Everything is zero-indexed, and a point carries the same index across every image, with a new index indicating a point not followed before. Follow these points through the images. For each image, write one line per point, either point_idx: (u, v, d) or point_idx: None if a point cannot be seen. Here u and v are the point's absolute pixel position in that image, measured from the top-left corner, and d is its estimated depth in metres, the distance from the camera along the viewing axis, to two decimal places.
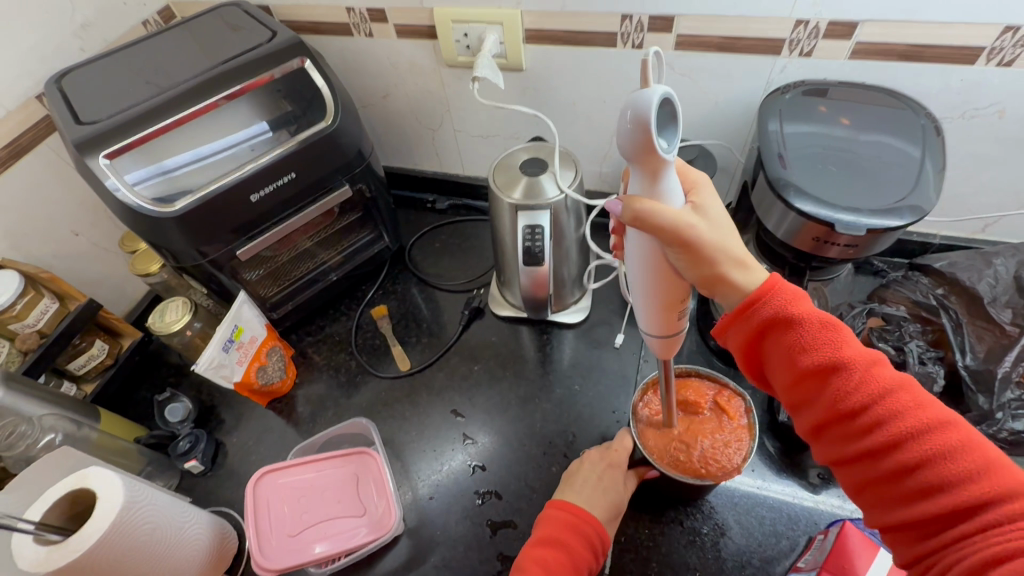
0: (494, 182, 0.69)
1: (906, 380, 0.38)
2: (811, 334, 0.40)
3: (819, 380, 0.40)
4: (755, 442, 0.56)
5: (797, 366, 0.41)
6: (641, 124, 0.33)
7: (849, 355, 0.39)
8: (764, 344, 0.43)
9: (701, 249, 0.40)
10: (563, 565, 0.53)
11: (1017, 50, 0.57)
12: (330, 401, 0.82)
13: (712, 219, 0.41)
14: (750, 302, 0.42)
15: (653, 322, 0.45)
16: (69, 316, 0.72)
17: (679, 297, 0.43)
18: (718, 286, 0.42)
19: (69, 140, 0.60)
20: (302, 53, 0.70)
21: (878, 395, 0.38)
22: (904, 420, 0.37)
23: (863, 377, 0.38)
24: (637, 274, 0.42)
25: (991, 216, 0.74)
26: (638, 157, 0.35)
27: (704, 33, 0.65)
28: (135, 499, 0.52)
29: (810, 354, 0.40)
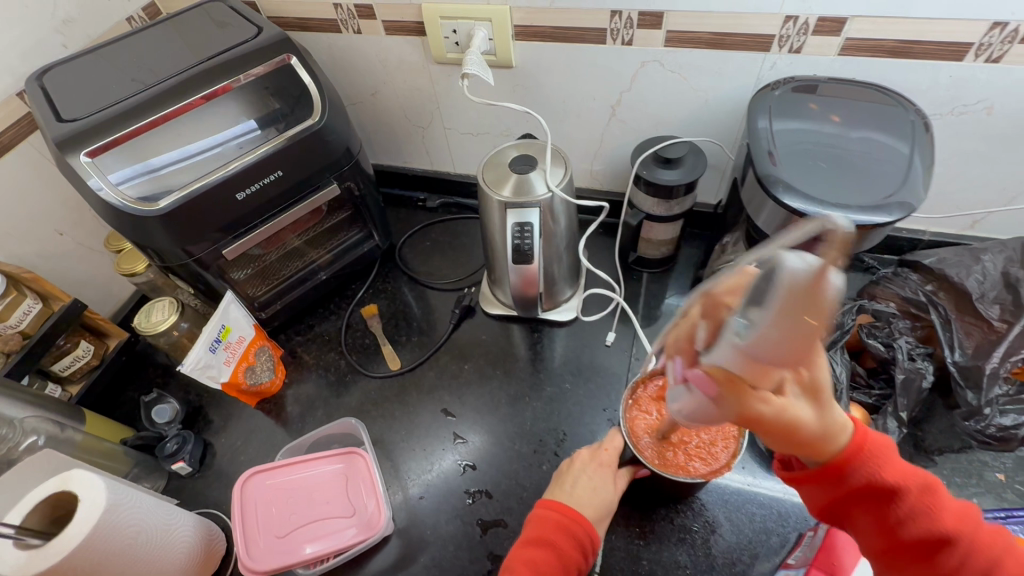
0: (483, 179, 0.68)
1: (1011, 547, 0.38)
2: (907, 504, 0.39)
3: (922, 553, 0.39)
4: (744, 439, 0.57)
5: (895, 531, 0.40)
6: (812, 312, 0.26)
7: (949, 524, 0.39)
8: (852, 509, 0.42)
9: (792, 426, 0.37)
10: (552, 566, 0.53)
11: (1005, 46, 0.57)
12: (319, 401, 0.81)
13: (813, 388, 0.37)
14: (845, 481, 0.41)
15: (686, 422, 0.46)
16: (53, 316, 0.71)
17: (718, 420, 0.44)
18: (798, 449, 0.41)
19: (50, 138, 0.59)
20: (288, 50, 0.69)
21: (986, 568, 0.37)
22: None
23: (970, 547, 0.38)
24: (690, 403, 0.41)
25: (980, 213, 0.74)
26: (770, 346, 0.29)
27: (693, 29, 0.65)
28: (118, 501, 0.52)
29: (909, 525, 0.39)
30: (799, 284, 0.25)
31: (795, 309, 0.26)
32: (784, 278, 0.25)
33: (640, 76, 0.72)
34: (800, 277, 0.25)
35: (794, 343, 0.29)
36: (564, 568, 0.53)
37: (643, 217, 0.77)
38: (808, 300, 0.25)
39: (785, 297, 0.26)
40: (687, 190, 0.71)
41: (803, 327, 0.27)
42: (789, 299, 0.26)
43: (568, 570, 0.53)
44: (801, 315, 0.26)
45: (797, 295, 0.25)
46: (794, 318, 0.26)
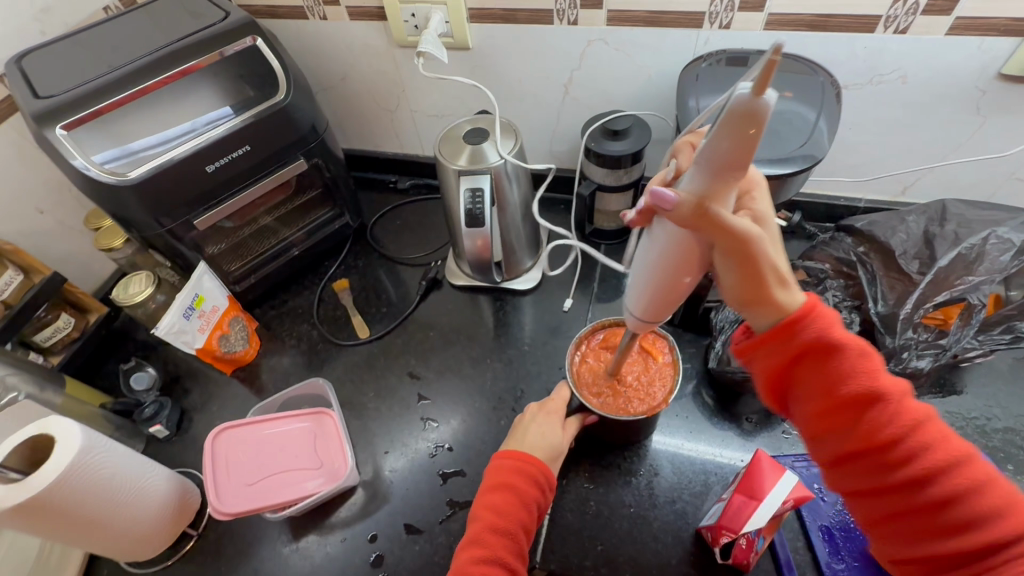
0: (439, 152, 0.73)
1: (931, 412, 0.42)
2: (850, 365, 0.43)
3: (857, 411, 0.43)
4: (678, 376, 0.61)
5: (835, 391, 0.43)
6: (750, 124, 0.32)
7: (883, 386, 0.43)
8: (797, 368, 0.45)
9: (751, 262, 0.41)
10: (512, 506, 0.57)
11: (910, 18, 0.62)
12: (292, 369, 0.85)
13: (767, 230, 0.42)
14: (793, 339, 0.44)
15: (650, 311, 0.49)
16: (34, 287, 0.75)
17: (683, 297, 0.47)
18: (760, 302, 0.43)
19: (27, 113, 0.63)
20: (253, 32, 0.74)
21: (908, 426, 0.41)
22: (934, 454, 0.41)
23: (898, 408, 0.42)
24: (658, 270, 0.44)
25: (907, 179, 0.80)
26: (724, 164, 0.35)
27: (631, 8, 0.70)
28: (93, 445, 0.55)
29: (850, 386, 0.43)
30: (743, 100, 0.31)
31: (741, 122, 0.32)
32: (734, 99, 0.32)
33: (587, 55, 0.77)
34: (745, 94, 0.32)
35: (742, 162, 0.34)
36: (524, 506, 0.58)
37: (595, 188, 0.81)
38: (750, 114, 0.32)
39: (734, 112, 0.32)
40: (633, 160, 0.76)
41: (750, 142, 0.33)
42: (736, 114, 0.32)
43: (528, 507, 0.58)
44: (746, 130, 0.32)
45: (745, 107, 0.32)
46: (740, 133, 0.33)
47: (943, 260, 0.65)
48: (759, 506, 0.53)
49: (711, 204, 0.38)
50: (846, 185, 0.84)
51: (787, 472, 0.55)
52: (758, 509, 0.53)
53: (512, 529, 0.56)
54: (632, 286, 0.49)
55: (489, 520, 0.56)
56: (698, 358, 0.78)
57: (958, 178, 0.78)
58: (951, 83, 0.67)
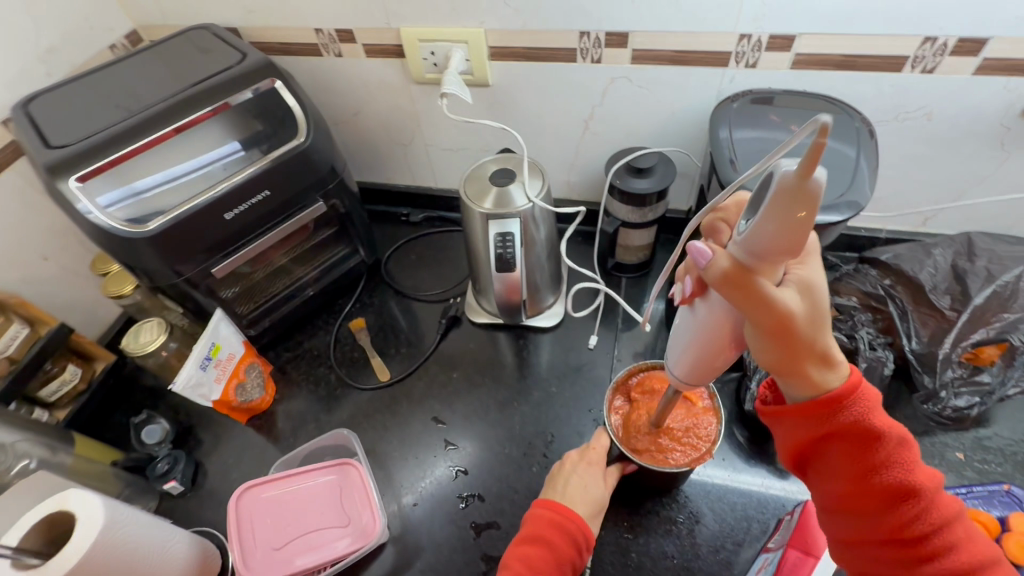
0: (465, 193, 0.71)
1: (958, 509, 0.41)
2: (886, 454, 0.41)
3: (887, 501, 0.41)
4: (722, 422, 0.60)
5: (866, 478, 0.41)
6: (798, 205, 0.29)
7: (919, 479, 0.41)
8: (827, 448, 0.42)
9: (787, 339, 0.37)
10: (546, 563, 0.55)
11: (937, 58, 0.62)
12: (310, 415, 0.82)
13: (817, 308, 0.36)
14: (829, 419, 0.41)
15: (691, 372, 0.47)
16: (40, 341, 0.71)
17: (727, 360, 0.45)
18: (793, 376, 0.40)
19: (39, 164, 0.60)
20: (273, 74, 0.72)
21: (935, 523, 0.40)
22: (959, 554, 0.40)
23: (929, 503, 0.40)
24: (702, 333, 0.43)
25: (929, 210, 0.80)
26: (765, 243, 0.31)
27: (657, 47, 0.69)
28: (117, 520, 0.52)
29: (883, 475, 0.41)
30: (789, 183, 0.28)
31: (787, 204, 0.29)
32: (777, 179, 0.29)
33: (610, 92, 0.76)
34: (792, 175, 0.28)
35: (787, 244, 0.31)
36: (558, 562, 0.56)
37: (619, 225, 0.80)
38: (798, 198, 0.28)
39: (779, 194, 0.29)
40: (659, 198, 0.75)
41: (797, 225, 0.30)
42: (783, 197, 0.29)
43: (561, 565, 0.56)
44: (793, 212, 0.29)
45: (790, 189, 0.28)
46: (786, 218, 0.29)
47: (978, 298, 0.66)
48: (817, 563, 0.53)
49: (750, 274, 0.34)
50: (868, 216, 0.84)
51: None
52: (817, 567, 0.52)
53: None
54: (674, 342, 0.47)
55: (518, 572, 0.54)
56: (729, 396, 0.76)
57: (980, 209, 0.78)
58: (977, 119, 0.67)
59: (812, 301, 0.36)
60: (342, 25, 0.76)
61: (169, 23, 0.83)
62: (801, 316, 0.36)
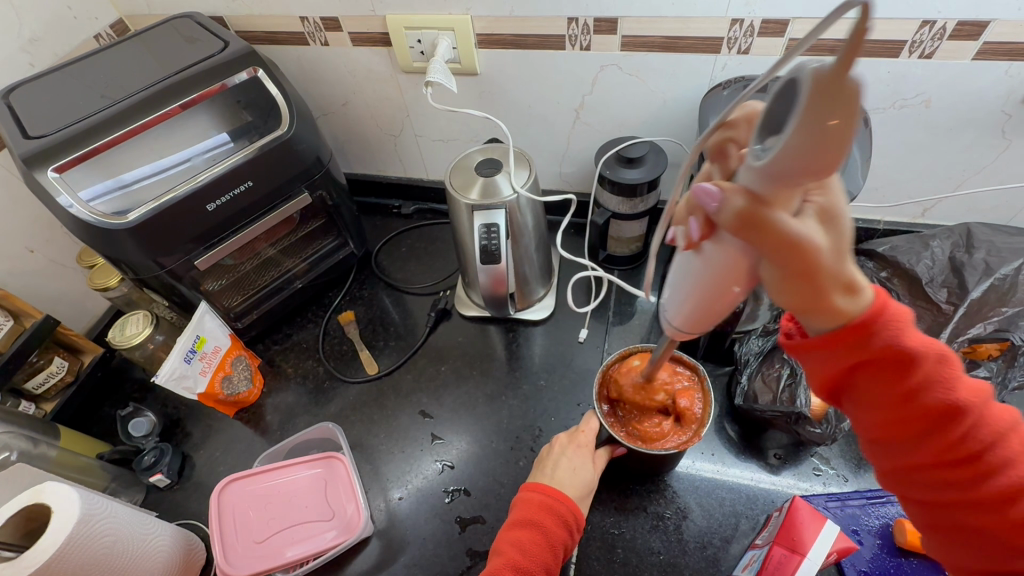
0: (450, 183, 0.70)
1: (1008, 416, 0.38)
2: (928, 371, 0.37)
3: (932, 424, 0.37)
4: (711, 388, 0.60)
5: (909, 400, 0.38)
6: (835, 107, 0.22)
7: (963, 396, 0.37)
8: (859, 376, 0.39)
9: (806, 272, 0.34)
10: (538, 546, 0.54)
11: (936, 43, 0.60)
12: (299, 409, 0.81)
13: (835, 235, 0.33)
14: (862, 347, 0.37)
15: (692, 322, 0.41)
16: (25, 333, 0.71)
17: (733, 305, 0.39)
18: (812, 310, 0.36)
19: (16, 154, 0.59)
20: (254, 62, 0.71)
21: (987, 436, 0.37)
22: (1018, 468, 0.36)
23: (980, 418, 0.37)
24: (710, 281, 0.37)
25: (928, 201, 0.79)
26: (787, 171, 0.26)
27: (647, 33, 0.67)
28: (92, 511, 0.52)
29: (925, 397, 0.37)
30: (823, 81, 0.22)
31: (815, 110, 0.23)
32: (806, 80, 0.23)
33: (600, 80, 0.75)
34: (828, 68, 0.22)
35: (814, 168, 0.26)
36: (551, 549, 0.54)
37: (609, 216, 0.79)
38: (834, 100, 0.22)
39: (809, 96, 0.23)
40: (649, 189, 0.73)
41: (830, 138, 0.23)
42: (816, 100, 0.22)
43: (554, 551, 0.54)
44: (824, 121, 0.23)
45: (821, 90, 0.22)
46: (816, 126, 0.23)
47: (975, 291, 0.64)
48: (803, 561, 0.52)
49: (765, 208, 0.31)
50: (865, 208, 0.82)
51: (828, 520, 0.55)
52: (801, 564, 0.52)
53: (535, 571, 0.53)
54: (672, 292, 0.41)
55: (511, 558, 0.53)
56: (722, 390, 0.75)
57: (981, 200, 0.76)
58: (976, 107, 0.65)
59: (832, 229, 0.33)
60: (327, 13, 0.75)
61: (155, 13, 0.82)
62: (822, 246, 0.33)
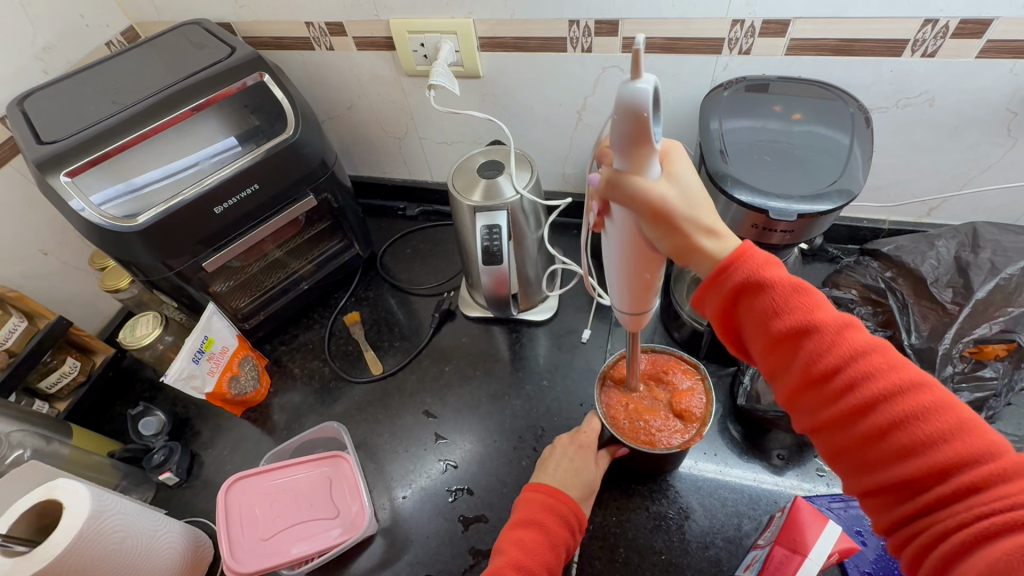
0: (453, 185, 0.71)
1: (877, 339, 0.37)
2: (780, 299, 0.38)
3: (791, 347, 0.38)
4: (712, 387, 0.61)
5: (769, 329, 0.39)
6: (639, 101, 0.32)
7: (820, 319, 0.38)
8: (734, 311, 0.41)
9: (671, 227, 0.38)
10: (542, 546, 0.54)
11: (938, 41, 0.60)
12: (305, 409, 0.82)
13: (692, 197, 0.39)
14: (725, 287, 0.40)
15: (629, 298, 0.46)
16: (38, 334, 0.72)
17: (655, 279, 0.44)
18: (688, 255, 0.40)
19: (30, 159, 0.60)
20: (260, 68, 0.72)
21: (849, 355, 0.36)
22: (879, 385, 0.35)
23: (836, 338, 0.37)
24: (617, 250, 0.42)
25: (934, 200, 0.78)
26: (625, 146, 0.35)
27: (648, 35, 0.68)
28: (102, 509, 0.53)
29: (782, 322, 0.38)
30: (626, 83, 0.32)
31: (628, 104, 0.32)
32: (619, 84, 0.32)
33: (601, 82, 0.75)
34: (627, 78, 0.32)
35: (642, 142, 0.34)
36: (553, 549, 0.54)
37: None
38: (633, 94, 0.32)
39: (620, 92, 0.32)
40: None
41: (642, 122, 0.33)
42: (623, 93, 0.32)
43: (557, 550, 0.54)
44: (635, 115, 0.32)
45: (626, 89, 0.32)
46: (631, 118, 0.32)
47: (981, 292, 0.63)
48: (804, 561, 0.52)
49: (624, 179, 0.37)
50: (869, 207, 0.82)
51: (830, 521, 0.54)
52: (802, 564, 0.51)
53: (539, 569, 0.52)
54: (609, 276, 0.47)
55: (514, 557, 0.53)
56: (725, 390, 0.75)
57: (987, 199, 0.75)
58: (981, 105, 0.65)
59: (688, 192, 0.38)
60: (331, 18, 0.76)
61: (164, 19, 0.84)
62: (682, 206, 0.38)
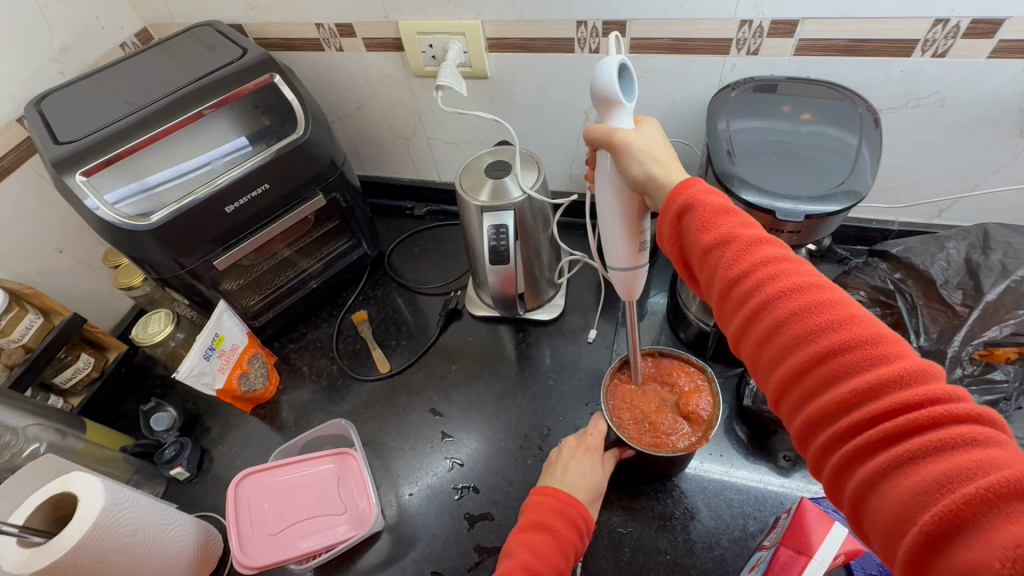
0: (461, 185, 0.71)
1: (798, 257, 0.37)
2: (705, 218, 0.40)
3: (712, 260, 0.39)
4: (719, 388, 0.60)
5: (697, 247, 0.40)
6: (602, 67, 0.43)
7: (740, 233, 0.38)
8: (674, 236, 0.42)
9: (625, 161, 0.44)
10: (549, 547, 0.54)
11: (949, 41, 0.59)
12: (313, 406, 0.83)
13: (652, 145, 0.45)
14: (664, 214, 0.42)
15: (609, 246, 0.51)
16: (54, 330, 0.74)
17: (631, 227, 0.49)
18: (646, 190, 0.44)
19: (47, 159, 0.62)
20: (271, 69, 0.73)
21: (764, 265, 0.36)
22: (787, 289, 0.35)
23: (751, 250, 0.37)
24: (596, 191, 0.49)
25: (945, 201, 0.77)
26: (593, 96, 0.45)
27: (657, 35, 0.68)
28: (116, 502, 0.54)
29: (704, 235, 0.39)
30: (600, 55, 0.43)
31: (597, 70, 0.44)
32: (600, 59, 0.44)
33: None
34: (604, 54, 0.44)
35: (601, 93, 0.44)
36: (562, 550, 0.55)
37: None
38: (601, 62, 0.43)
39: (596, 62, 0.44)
40: None
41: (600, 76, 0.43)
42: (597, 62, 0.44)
43: (566, 554, 0.55)
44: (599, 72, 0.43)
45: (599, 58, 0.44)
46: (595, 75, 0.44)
47: (991, 294, 0.62)
48: (810, 562, 0.51)
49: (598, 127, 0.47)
50: (879, 208, 0.81)
51: (836, 522, 0.54)
52: (807, 565, 0.51)
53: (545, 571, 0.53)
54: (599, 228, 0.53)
55: (523, 559, 0.53)
56: (731, 391, 0.75)
57: (999, 200, 0.75)
58: (993, 105, 0.64)
59: (649, 142, 0.45)
60: (341, 19, 0.76)
61: (177, 21, 0.85)
62: (641, 147, 0.44)
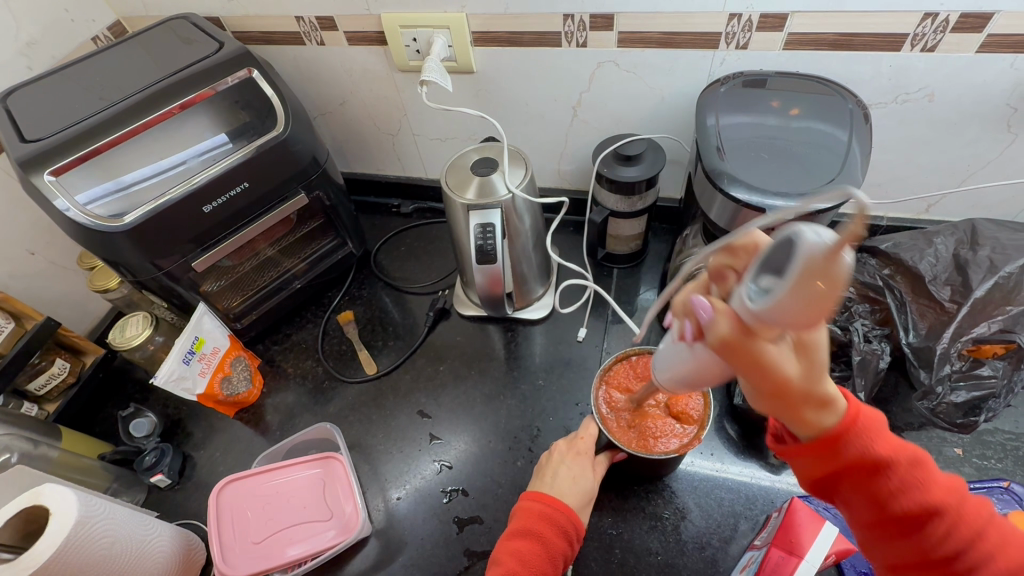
0: (446, 183, 0.70)
1: (996, 518, 0.37)
2: (894, 478, 0.38)
3: (907, 525, 0.38)
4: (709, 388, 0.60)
5: (886, 506, 0.38)
6: (824, 291, 0.27)
7: (936, 496, 0.37)
8: (840, 484, 0.40)
9: (782, 394, 0.36)
10: (538, 555, 0.54)
11: (939, 35, 0.59)
12: (299, 409, 0.82)
13: (811, 363, 0.35)
14: (837, 457, 0.39)
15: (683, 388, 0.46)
16: (26, 335, 0.71)
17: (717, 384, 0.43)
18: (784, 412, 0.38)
19: (13, 158, 0.59)
20: (249, 64, 0.71)
21: (970, 541, 0.36)
22: (998, 566, 0.35)
23: (953, 517, 0.37)
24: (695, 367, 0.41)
25: (932, 197, 0.77)
26: (781, 319, 0.29)
27: (645, 29, 0.66)
28: (90, 513, 0.52)
29: (897, 497, 0.38)
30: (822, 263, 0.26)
31: (810, 283, 0.27)
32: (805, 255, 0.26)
33: (597, 76, 0.74)
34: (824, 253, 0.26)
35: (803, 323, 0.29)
36: (550, 559, 0.54)
37: (607, 215, 0.78)
38: (825, 278, 0.26)
39: (807, 271, 0.26)
40: (648, 185, 0.73)
41: (816, 304, 0.27)
42: (812, 274, 0.26)
43: (554, 562, 0.54)
44: (812, 288, 0.27)
45: (818, 268, 0.26)
46: (807, 294, 0.27)
47: (980, 290, 0.62)
48: (801, 563, 0.51)
49: (752, 341, 0.33)
50: (868, 204, 0.81)
51: (827, 523, 0.54)
52: (799, 566, 0.51)
53: None
54: (665, 365, 0.45)
55: (510, 568, 0.53)
56: (721, 389, 0.75)
57: (986, 195, 0.75)
58: (980, 100, 0.64)
59: (809, 359, 0.35)
60: (322, 12, 0.74)
61: (151, 13, 0.82)
62: (797, 374, 0.35)
